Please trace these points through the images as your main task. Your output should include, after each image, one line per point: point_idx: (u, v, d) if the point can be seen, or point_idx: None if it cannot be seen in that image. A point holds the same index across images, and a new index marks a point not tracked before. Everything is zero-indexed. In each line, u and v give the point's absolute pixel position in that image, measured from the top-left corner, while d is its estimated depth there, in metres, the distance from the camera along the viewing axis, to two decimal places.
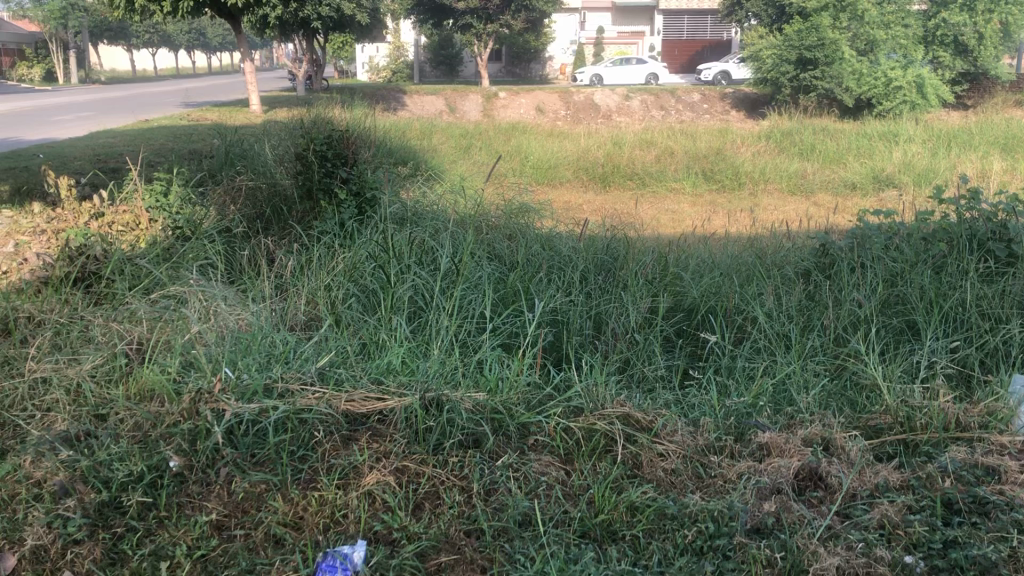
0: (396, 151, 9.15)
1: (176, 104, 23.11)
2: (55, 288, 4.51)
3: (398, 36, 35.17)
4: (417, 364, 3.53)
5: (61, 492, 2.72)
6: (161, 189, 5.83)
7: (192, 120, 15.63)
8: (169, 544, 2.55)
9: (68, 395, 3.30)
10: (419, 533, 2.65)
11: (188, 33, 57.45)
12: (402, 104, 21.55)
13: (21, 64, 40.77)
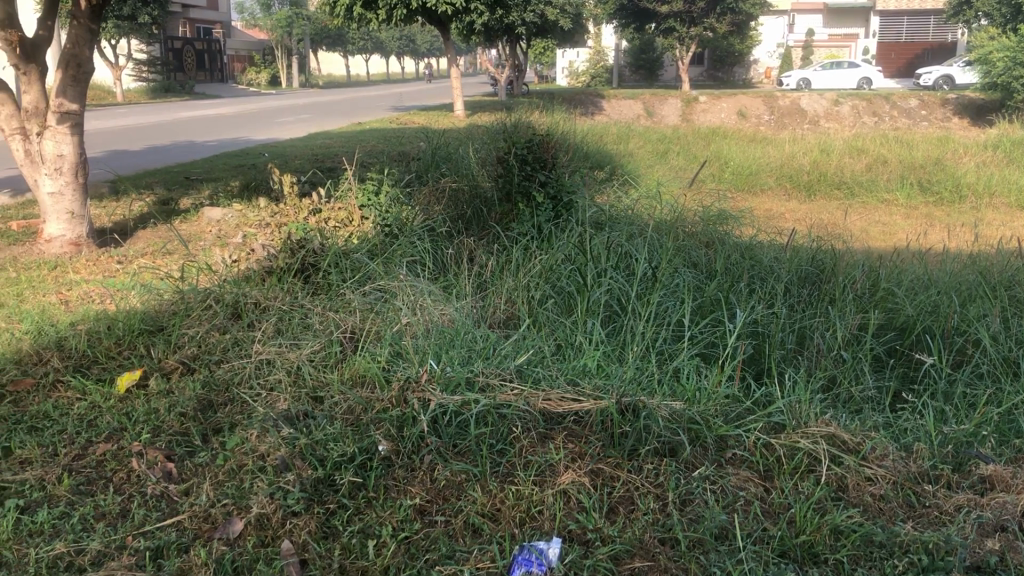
0: (594, 155, 9.23)
1: (385, 107, 24.34)
2: (278, 277, 4.86)
3: (599, 41, 35.39)
4: (613, 368, 3.55)
5: (282, 467, 2.92)
6: (372, 188, 6.17)
7: (400, 123, 16.41)
8: (376, 524, 2.70)
9: (289, 375, 3.58)
10: (613, 536, 2.66)
11: (399, 40, 60.38)
12: (600, 108, 21.66)
13: (251, 69, 44.37)
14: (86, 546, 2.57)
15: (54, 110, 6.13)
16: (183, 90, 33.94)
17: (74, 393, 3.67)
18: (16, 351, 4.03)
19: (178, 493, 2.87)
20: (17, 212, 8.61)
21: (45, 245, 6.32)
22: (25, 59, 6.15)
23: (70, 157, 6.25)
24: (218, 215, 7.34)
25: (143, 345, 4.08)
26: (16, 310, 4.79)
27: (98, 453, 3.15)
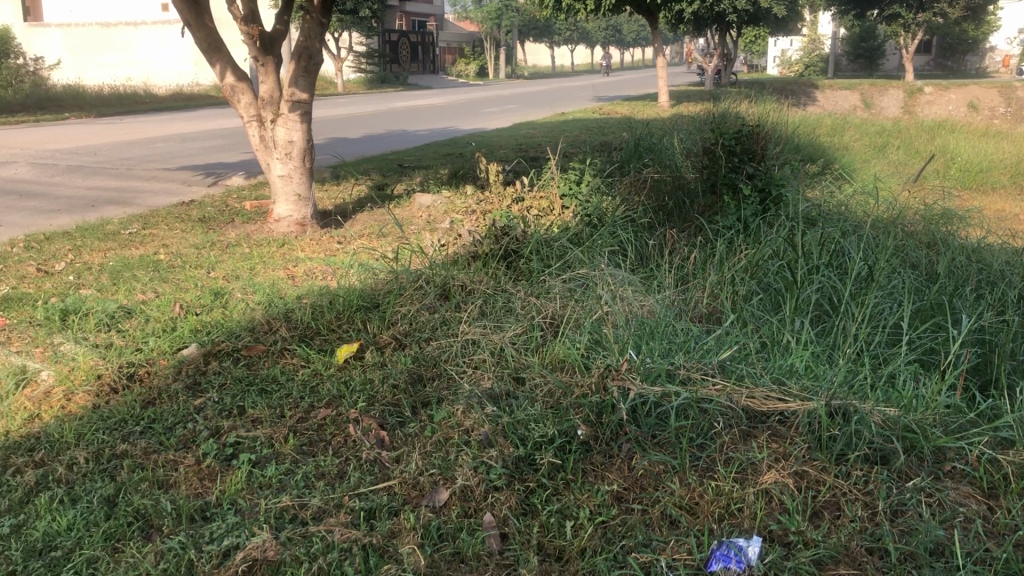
0: (805, 148, 8.86)
1: (590, 98, 24.41)
2: (483, 261, 5.03)
3: (815, 29, 33.81)
4: (822, 370, 3.41)
5: (486, 442, 3.05)
6: (575, 177, 6.24)
7: (604, 114, 16.44)
8: (574, 506, 2.76)
9: (492, 356, 3.71)
10: (817, 540, 2.57)
11: (605, 30, 60.35)
12: (813, 99, 20.71)
13: (461, 61, 45.82)
14: (307, 502, 2.78)
15: (286, 99, 6.58)
16: (397, 82, 35.68)
17: (299, 361, 3.98)
18: (250, 319, 4.42)
19: (389, 460, 3.06)
20: (250, 193, 9.38)
21: (275, 225, 6.90)
22: (264, 52, 6.68)
23: (299, 143, 6.71)
24: (428, 201, 7.67)
25: (359, 320, 4.35)
26: (249, 282, 5.23)
27: (318, 417, 3.40)
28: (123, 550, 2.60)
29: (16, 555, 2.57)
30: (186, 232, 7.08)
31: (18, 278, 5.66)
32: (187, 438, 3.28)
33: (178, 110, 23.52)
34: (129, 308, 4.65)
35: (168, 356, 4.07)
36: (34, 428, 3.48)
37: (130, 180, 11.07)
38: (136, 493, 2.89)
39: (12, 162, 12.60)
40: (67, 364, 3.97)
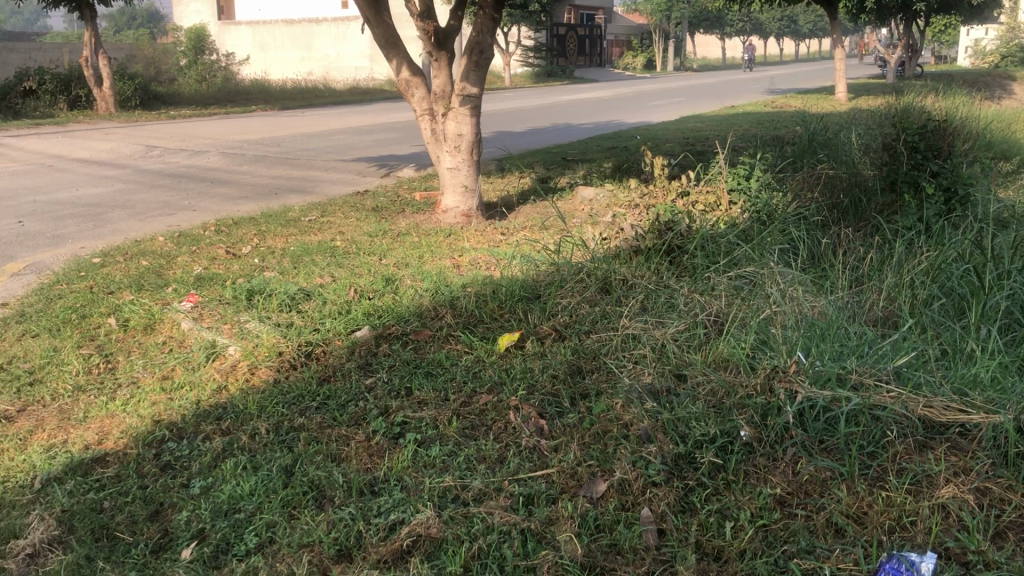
0: (998, 144, 8.26)
1: (761, 91, 23.64)
2: (646, 256, 5.00)
3: (1015, 16, 31.32)
4: (1010, 383, 3.20)
5: (645, 438, 3.04)
6: (744, 172, 6.08)
7: (775, 107, 15.93)
8: (735, 507, 2.71)
9: (654, 352, 3.68)
10: (999, 562, 2.42)
11: (780, 22, 58.28)
12: (1009, 91, 19.23)
13: (628, 54, 45.51)
14: (469, 483, 2.87)
15: (457, 93, 6.76)
16: (563, 75, 35.84)
17: (463, 347, 4.10)
18: (418, 305, 4.60)
19: (548, 448, 3.10)
20: (419, 184, 9.70)
21: (442, 215, 7.11)
22: (438, 47, 6.88)
23: (468, 137, 6.88)
24: (590, 194, 7.69)
25: (521, 310, 4.42)
26: (418, 270, 5.42)
27: (481, 403, 3.49)
28: (298, 517, 2.77)
29: (206, 514, 2.80)
30: (360, 220, 7.41)
31: (210, 260, 6.11)
32: (358, 416, 3.45)
33: (354, 103, 24.59)
34: (307, 291, 4.92)
35: (342, 337, 4.29)
36: (221, 399, 3.76)
37: (310, 170, 11.69)
38: (311, 465, 3.07)
39: (205, 152, 13.57)
40: (251, 341, 4.25)
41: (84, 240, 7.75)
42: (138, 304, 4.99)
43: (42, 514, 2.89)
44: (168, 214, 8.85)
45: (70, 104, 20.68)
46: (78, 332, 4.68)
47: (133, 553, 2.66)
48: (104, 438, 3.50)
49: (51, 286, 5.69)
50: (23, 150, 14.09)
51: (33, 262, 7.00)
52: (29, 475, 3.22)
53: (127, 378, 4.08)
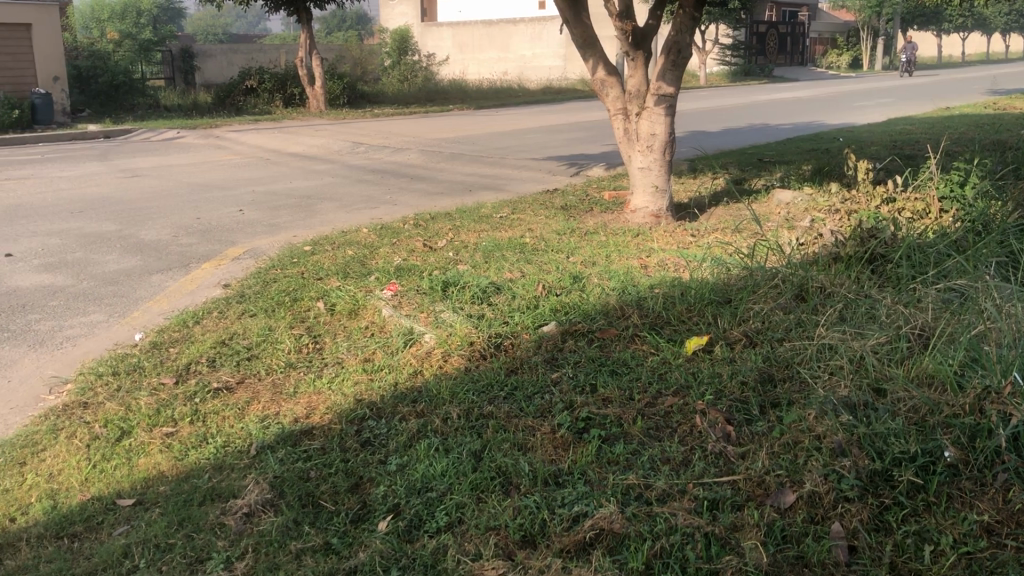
0: None
1: (981, 91, 21.96)
2: (845, 264, 4.81)
3: None
4: None
5: (838, 451, 2.93)
6: (958, 179, 5.71)
7: (998, 108, 14.78)
8: (935, 530, 2.58)
9: (851, 363, 3.54)
10: None
11: (1006, 16, 53.84)
12: None
13: (832, 52, 43.55)
14: (653, 483, 2.88)
15: (652, 93, 6.74)
16: (762, 73, 34.79)
17: (650, 348, 4.09)
18: (606, 304, 4.63)
19: (735, 455, 3.05)
20: (610, 183, 9.72)
21: (631, 215, 7.09)
22: (635, 47, 6.89)
23: (661, 136, 6.84)
24: (787, 197, 7.45)
25: (711, 314, 4.34)
26: (606, 269, 5.46)
27: (666, 404, 3.48)
28: (486, 500, 2.88)
29: (401, 490, 2.96)
30: (549, 218, 7.53)
31: (408, 251, 6.41)
32: (544, 408, 3.53)
33: (547, 103, 24.95)
34: (499, 285, 5.06)
35: (530, 331, 4.39)
36: (416, 383, 3.95)
37: (504, 168, 11.99)
38: (500, 452, 3.17)
39: (406, 149, 14.22)
40: (445, 330, 4.43)
41: (296, 229, 8.33)
42: (343, 290, 5.33)
43: (257, 477, 3.16)
44: (371, 207, 9.34)
45: (285, 101, 22.22)
46: (291, 314, 5.06)
47: (336, 521, 2.86)
48: (311, 413, 3.77)
49: (267, 270, 6.17)
50: (244, 143, 15.29)
51: (252, 247, 7.60)
52: (246, 442, 3.53)
53: (333, 359, 4.38)
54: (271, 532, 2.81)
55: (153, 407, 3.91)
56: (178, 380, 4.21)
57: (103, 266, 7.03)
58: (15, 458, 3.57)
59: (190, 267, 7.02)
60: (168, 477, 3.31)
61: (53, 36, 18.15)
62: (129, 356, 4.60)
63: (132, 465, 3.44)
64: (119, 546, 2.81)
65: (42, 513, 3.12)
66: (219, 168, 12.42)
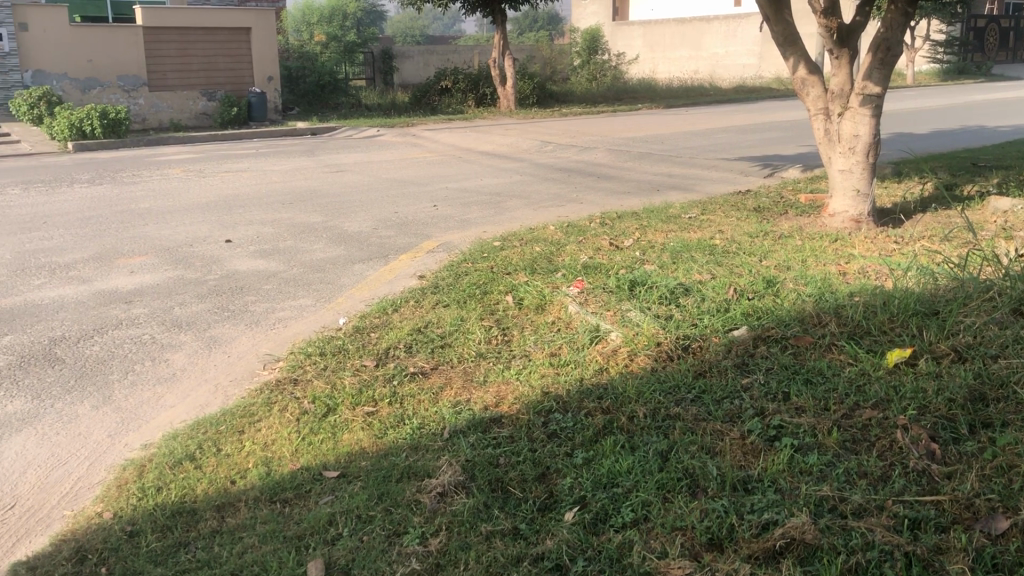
0: None
1: None
2: None
3: None
4: None
5: None
6: None
7: None
8: None
9: None
10: None
11: None
12: None
13: None
14: (849, 496, 2.78)
15: (857, 92, 6.44)
16: (978, 71, 32.38)
17: (847, 358, 3.93)
18: (800, 310, 4.49)
19: (939, 474, 2.89)
20: (806, 186, 9.38)
21: (829, 220, 6.81)
22: (840, 44, 6.61)
23: (865, 138, 6.52)
24: (1005, 205, 6.92)
25: (916, 325, 4.10)
26: (801, 274, 5.28)
27: (864, 417, 3.34)
28: (672, 500, 2.88)
29: (588, 484, 3.02)
30: (741, 220, 7.37)
31: (595, 249, 6.46)
32: (733, 413, 3.48)
33: (740, 102, 24.32)
34: (688, 286, 5.01)
35: (719, 334, 4.32)
36: (602, 379, 3.99)
37: (693, 168, 11.82)
38: (687, 453, 3.15)
39: (594, 148, 14.29)
40: (632, 329, 4.44)
41: (487, 224, 8.58)
42: (531, 285, 5.45)
43: (450, 460, 3.31)
44: (559, 205, 9.47)
45: (477, 101, 22.84)
46: (482, 306, 5.23)
47: (524, 508, 2.95)
48: (500, 402, 3.89)
49: (459, 263, 6.40)
50: (439, 141, 15.88)
51: (445, 241, 7.89)
52: (439, 425, 3.70)
53: (521, 351, 4.49)
54: (462, 513, 2.94)
55: (356, 386, 4.16)
56: (378, 362, 4.47)
57: (310, 255, 7.53)
58: (235, 426, 3.91)
59: (388, 258, 7.38)
60: (368, 453, 3.52)
61: (269, 38, 19.35)
62: (334, 338, 4.91)
63: (337, 440, 3.68)
64: (325, 513, 3.02)
65: (257, 478, 3.40)
66: (415, 164, 12.97)
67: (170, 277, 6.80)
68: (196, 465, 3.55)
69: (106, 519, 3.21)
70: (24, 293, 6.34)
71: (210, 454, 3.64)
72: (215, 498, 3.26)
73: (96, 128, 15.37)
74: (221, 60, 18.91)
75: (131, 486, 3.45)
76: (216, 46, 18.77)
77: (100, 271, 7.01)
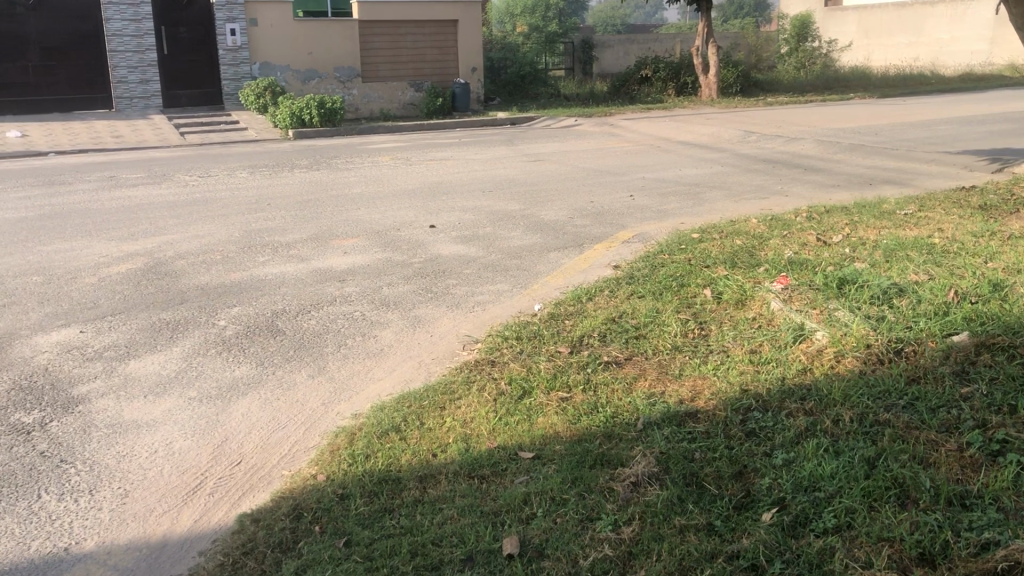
0: None
1: None
2: None
3: None
4: None
5: None
6: None
7: None
8: None
9: None
10: None
11: None
12: None
13: None
14: None
15: None
16: None
17: None
18: None
19: None
20: None
21: None
22: None
23: None
24: None
25: None
26: None
27: None
28: (880, 510, 2.74)
29: (787, 486, 2.93)
30: (964, 218, 6.86)
31: (800, 245, 6.21)
32: (950, 424, 3.25)
33: (967, 91, 22.55)
34: (902, 287, 4.72)
35: (937, 339, 4.04)
36: (805, 380, 3.84)
37: (909, 161, 11.10)
38: (897, 462, 2.98)
39: (800, 138, 13.73)
40: (839, 329, 4.24)
41: (684, 216, 8.45)
42: (731, 279, 5.32)
43: (644, 450, 3.30)
44: (761, 197, 9.18)
45: (679, 90, 22.50)
46: (679, 298, 5.17)
47: (719, 505, 2.91)
48: (696, 396, 3.83)
49: (656, 255, 6.34)
50: (638, 131, 15.78)
51: (641, 232, 7.86)
52: (633, 415, 3.69)
53: (719, 346, 4.40)
54: (656, 504, 2.93)
55: (551, 370, 4.24)
56: (572, 349, 4.52)
57: (508, 241, 7.71)
58: (436, 402, 4.08)
59: (584, 247, 7.44)
60: (563, 438, 3.57)
61: (476, 30, 20.01)
62: (531, 324, 5.01)
63: (531, 422, 3.76)
64: (520, 493, 3.10)
65: (457, 453, 3.54)
66: (613, 154, 12.97)
67: (378, 259, 7.17)
68: (401, 437, 3.75)
69: (319, 481, 3.45)
70: (250, 269, 6.89)
71: (413, 427, 3.82)
72: (418, 469, 3.43)
73: (314, 117, 16.40)
74: (430, 52, 19.74)
75: (342, 451, 3.68)
76: (425, 39, 19.61)
77: (316, 250, 7.50)
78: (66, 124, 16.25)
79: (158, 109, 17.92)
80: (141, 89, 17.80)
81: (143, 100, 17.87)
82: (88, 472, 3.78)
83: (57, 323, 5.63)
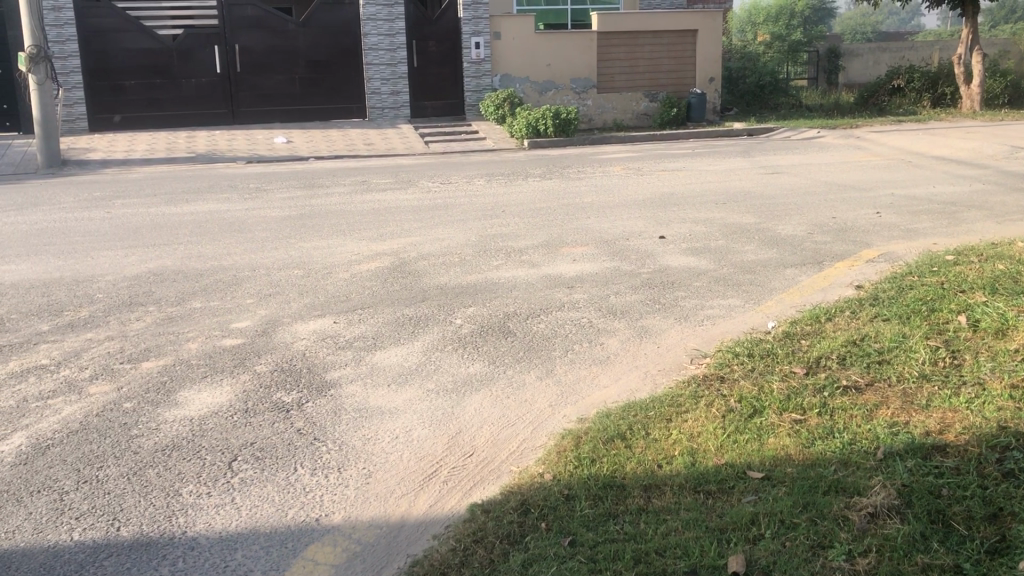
0: None
1: None
2: None
3: None
4: None
5: None
6: None
7: None
8: None
9: None
10: None
11: None
12: None
13: None
14: None
15: None
16: None
17: None
18: None
19: None
20: None
21: None
22: None
23: None
24: None
25: None
26: None
27: None
28: None
29: None
30: None
31: None
32: None
33: None
34: None
35: None
36: None
37: None
38: None
39: None
40: None
41: (937, 236, 7.87)
42: (990, 306, 4.90)
43: (885, 481, 3.13)
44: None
45: (935, 101, 20.97)
46: (928, 324, 4.83)
47: (968, 547, 2.72)
48: (945, 429, 3.57)
49: (903, 277, 5.95)
50: (887, 144, 14.86)
51: (887, 251, 7.40)
52: (873, 444, 3.50)
53: (973, 378, 4.07)
54: (896, 538, 2.78)
55: (784, 391, 4.10)
56: (808, 371, 4.35)
57: (742, 255, 7.53)
58: (663, 414, 4.06)
59: (824, 264, 7.12)
60: (796, 461, 3.45)
61: (715, 40, 19.55)
62: (763, 341, 4.87)
63: (762, 442, 3.66)
64: (748, 512, 3.04)
65: (683, 466, 3.51)
66: (859, 168, 12.30)
67: (607, 267, 7.25)
68: (626, 445, 3.77)
69: (546, 480, 3.54)
70: (485, 272, 7.18)
71: (639, 436, 3.83)
72: (642, 478, 3.44)
73: (549, 127, 16.79)
74: (667, 63, 19.50)
75: (568, 453, 3.76)
76: (662, 50, 19.39)
77: (547, 257, 7.69)
78: (325, 131, 17.67)
79: (406, 118, 19.06)
80: (391, 101, 18.98)
81: (393, 111, 19.04)
82: (337, 452, 4.11)
83: (314, 312, 6.17)
